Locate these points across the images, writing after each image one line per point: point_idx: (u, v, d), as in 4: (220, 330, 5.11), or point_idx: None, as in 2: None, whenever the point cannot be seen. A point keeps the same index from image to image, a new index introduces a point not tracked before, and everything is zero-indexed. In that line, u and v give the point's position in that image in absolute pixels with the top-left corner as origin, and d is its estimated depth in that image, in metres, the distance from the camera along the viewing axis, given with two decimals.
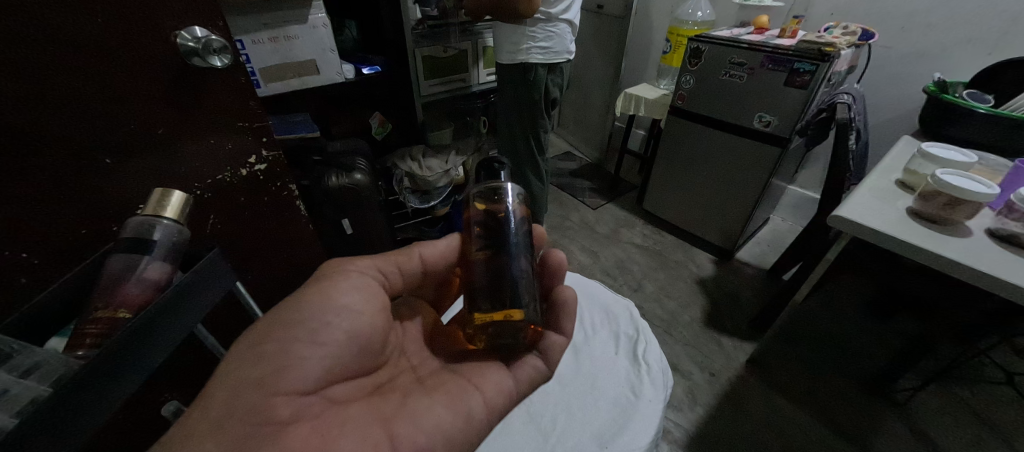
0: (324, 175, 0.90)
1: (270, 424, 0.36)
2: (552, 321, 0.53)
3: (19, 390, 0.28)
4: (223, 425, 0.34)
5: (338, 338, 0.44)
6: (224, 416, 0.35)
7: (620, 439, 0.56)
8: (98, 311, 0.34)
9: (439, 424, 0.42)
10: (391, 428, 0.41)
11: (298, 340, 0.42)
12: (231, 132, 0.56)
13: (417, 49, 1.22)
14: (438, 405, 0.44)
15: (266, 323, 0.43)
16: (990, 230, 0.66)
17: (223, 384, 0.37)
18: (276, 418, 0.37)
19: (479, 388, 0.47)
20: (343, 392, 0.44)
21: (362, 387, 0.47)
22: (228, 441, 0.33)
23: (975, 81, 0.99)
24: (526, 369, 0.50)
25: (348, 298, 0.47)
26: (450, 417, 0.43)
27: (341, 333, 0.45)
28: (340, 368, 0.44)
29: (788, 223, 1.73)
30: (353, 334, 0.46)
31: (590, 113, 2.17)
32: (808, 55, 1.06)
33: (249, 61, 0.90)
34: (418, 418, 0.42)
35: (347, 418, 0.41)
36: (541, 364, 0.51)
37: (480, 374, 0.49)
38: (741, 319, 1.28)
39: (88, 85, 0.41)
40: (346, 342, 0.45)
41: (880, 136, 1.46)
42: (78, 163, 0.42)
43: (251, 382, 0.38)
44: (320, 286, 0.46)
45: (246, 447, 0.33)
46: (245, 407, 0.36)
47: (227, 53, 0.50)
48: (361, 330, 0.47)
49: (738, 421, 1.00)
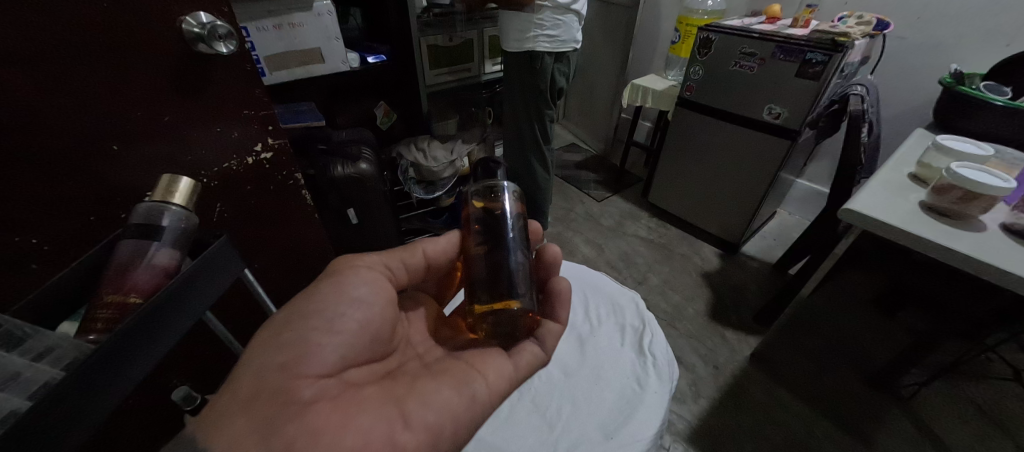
0: (329, 165, 0.90)
1: (294, 403, 0.37)
2: (546, 310, 0.53)
3: (31, 373, 0.29)
4: (241, 410, 0.35)
5: (351, 327, 0.45)
6: (249, 401, 0.36)
7: (625, 429, 0.56)
8: (106, 295, 0.34)
9: (449, 405, 0.42)
10: (405, 408, 0.41)
11: (315, 329, 0.43)
12: (237, 120, 0.56)
13: (422, 38, 1.23)
14: (444, 387, 0.44)
15: (283, 315, 0.43)
16: (1006, 225, 0.64)
17: (250, 369, 0.39)
18: (300, 398, 0.38)
19: (482, 373, 0.46)
20: (358, 376, 0.45)
21: (375, 372, 0.47)
22: (253, 426, 0.34)
23: (993, 73, 0.96)
24: (524, 355, 0.49)
25: (360, 292, 0.47)
26: (458, 398, 0.43)
27: (355, 324, 0.46)
28: (354, 354, 0.45)
29: (796, 217, 1.71)
30: (367, 324, 0.47)
31: (596, 104, 2.15)
32: (821, 45, 1.04)
33: (254, 49, 0.89)
34: (429, 397, 0.42)
35: (362, 399, 0.41)
36: (539, 350, 0.51)
37: (481, 359, 0.48)
38: (746, 313, 1.28)
39: (94, 72, 0.41)
40: (360, 333, 0.46)
41: (892, 129, 1.43)
42: (86, 149, 0.42)
43: (275, 366, 0.39)
44: (331, 280, 0.47)
45: (272, 429, 0.34)
46: (270, 390, 0.37)
47: (232, 39, 0.49)
48: (374, 321, 0.48)
49: (741, 414, 1.00)
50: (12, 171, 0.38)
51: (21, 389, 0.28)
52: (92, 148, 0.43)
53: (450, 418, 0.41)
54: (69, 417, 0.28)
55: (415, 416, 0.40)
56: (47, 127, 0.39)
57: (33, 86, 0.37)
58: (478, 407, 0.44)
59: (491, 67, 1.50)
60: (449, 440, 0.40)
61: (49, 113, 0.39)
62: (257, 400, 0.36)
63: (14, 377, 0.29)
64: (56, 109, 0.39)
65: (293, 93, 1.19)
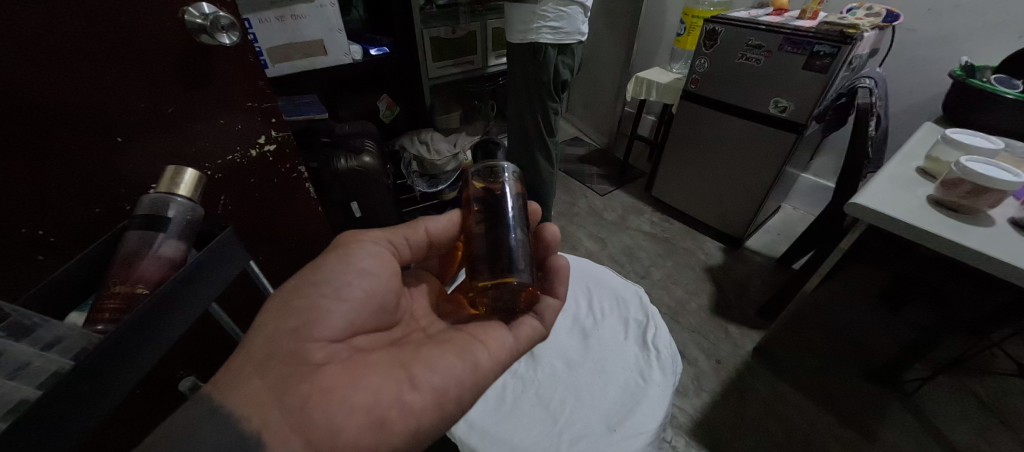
0: (333, 157, 0.90)
1: (306, 365, 0.39)
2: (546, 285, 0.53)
3: (42, 362, 0.29)
4: (253, 378, 0.37)
5: (358, 295, 0.46)
6: (260, 368, 0.37)
7: (628, 421, 0.57)
8: (115, 285, 0.34)
9: (452, 370, 0.43)
10: (411, 370, 0.41)
11: (324, 295, 0.43)
12: (241, 112, 0.55)
13: (425, 30, 1.22)
14: (448, 353, 0.44)
15: (293, 282, 0.44)
16: (1014, 219, 0.64)
17: (262, 333, 0.40)
18: (311, 360, 0.39)
19: (484, 342, 0.47)
20: (366, 342, 0.45)
21: (380, 338, 0.47)
22: (268, 397, 0.35)
23: (1005, 65, 0.95)
24: (524, 329, 0.50)
25: (365, 263, 0.48)
26: (460, 363, 0.43)
27: (361, 292, 0.46)
28: (361, 322, 0.45)
29: (800, 212, 1.70)
30: (373, 294, 0.47)
31: (600, 97, 2.13)
32: (829, 37, 1.02)
33: (256, 41, 0.89)
34: (433, 362, 0.43)
35: (370, 362, 0.42)
36: (538, 324, 0.51)
37: (484, 330, 0.48)
38: (749, 307, 1.28)
39: (98, 61, 0.40)
40: (366, 301, 0.46)
41: (900, 123, 1.41)
42: (91, 140, 0.42)
43: (288, 330, 0.40)
44: (338, 253, 0.47)
45: (286, 388, 0.36)
46: (283, 352, 0.38)
47: (235, 30, 0.48)
48: (379, 292, 0.48)
49: (743, 408, 1.01)
50: (19, 163, 0.38)
51: (32, 378, 0.28)
52: (97, 139, 0.43)
53: (456, 383, 0.42)
54: (80, 405, 0.29)
55: (421, 378, 0.41)
56: (52, 118, 0.39)
57: (37, 77, 0.37)
58: (482, 373, 0.44)
59: (495, 59, 1.48)
60: (453, 404, 0.42)
61: (54, 104, 0.39)
62: (271, 360, 0.38)
63: (25, 365, 0.29)
64: (61, 99, 0.39)
65: (295, 86, 1.18)
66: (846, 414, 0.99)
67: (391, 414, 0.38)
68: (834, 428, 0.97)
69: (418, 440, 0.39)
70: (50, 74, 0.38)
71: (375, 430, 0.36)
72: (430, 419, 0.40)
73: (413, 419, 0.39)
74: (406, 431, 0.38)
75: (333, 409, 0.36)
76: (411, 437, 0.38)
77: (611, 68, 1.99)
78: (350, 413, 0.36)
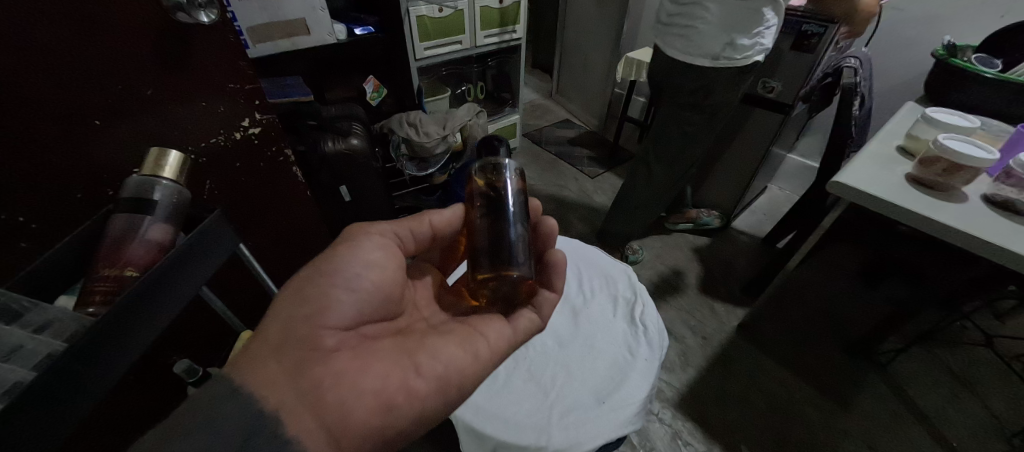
0: (320, 140, 0.87)
1: (319, 350, 0.39)
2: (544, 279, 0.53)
3: (34, 345, 0.29)
4: (266, 358, 0.37)
5: (369, 286, 0.46)
6: (276, 351, 0.38)
7: (617, 394, 0.59)
8: (104, 269, 0.34)
9: (454, 362, 0.43)
10: (416, 358, 0.42)
11: (335, 286, 0.44)
12: (223, 95, 0.55)
13: (411, 9, 1.18)
14: (450, 343, 0.45)
15: (306, 271, 0.44)
16: (986, 196, 0.67)
17: (276, 319, 0.40)
18: (323, 346, 0.40)
19: (483, 334, 0.47)
20: (373, 330, 0.46)
21: (387, 328, 0.48)
22: (280, 374, 0.36)
23: (984, 46, 0.96)
24: (522, 321, 0.50)
25: (374, 255, 0.48)
26: (462, 356, 0.44)
27: (371, 283, 0.46)
28: (370, 311, 0.46)
29: (785, 192, 1.74)
30: (381, 284, 0.47)
31: (589, 78, 2.11)
32: (817, 16, 1.02)
33: (236, 19, 0.85)
34: (438, 352, 0.44)
35: (379, 350, 0.43)
36: (537, 318, 0.51)
37: (484, 323, 0.49)
38: (735, 285, 1.31)
39: (75, 44, 0.39)
40: (375, 291, 0.46)
41: (884, 103, 1.43)
42: (68, 125, 0.41)
43: (302, 318, 0.40)
44: (347, 246, 0.47)
45: (301, 373, 0.37)
46: (297, 338, 0.39)
47: (214, 7, 0.46)
48: (387, 283, 0.48)
49: (727, 381, 1.05)
50: (10, 150, 0.38)
51: (25, 359, 0.28)
52: (74, 123, 0.42)
53: (458, 370, 0.43)
54: (77, 387, 0.29)
55: (426, 366, 0.42)
56: (30, 104, 0.38)
57: (10, 61, 0.36)
58: (482, 363, 0.45)
59: (484, 40, 1.45)
60: (455, 391, 0.43)
61: (31, 88, 0.38)
62: (286, 344, 0.38)
63: (17, 349, 0.29)
64: (39, 85, 0.38)
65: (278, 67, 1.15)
66: (825, 383, 1.04)
67: (398, 399, 0.39)
68: (814, 398, 1.02)
69: (423, 423, 0.41)
70: (24, 58, 0.37)
71: (383, 414, 0.38)
72: (435, 404, 0.41)
73: (419, 404, 0.40)
74: (413, 414, 0.39)
75: (345, 393, 0.37)
76: (416, 419, 0.40)
77: (601, 48, 1.96)
78: (361, 397, 0.37)
